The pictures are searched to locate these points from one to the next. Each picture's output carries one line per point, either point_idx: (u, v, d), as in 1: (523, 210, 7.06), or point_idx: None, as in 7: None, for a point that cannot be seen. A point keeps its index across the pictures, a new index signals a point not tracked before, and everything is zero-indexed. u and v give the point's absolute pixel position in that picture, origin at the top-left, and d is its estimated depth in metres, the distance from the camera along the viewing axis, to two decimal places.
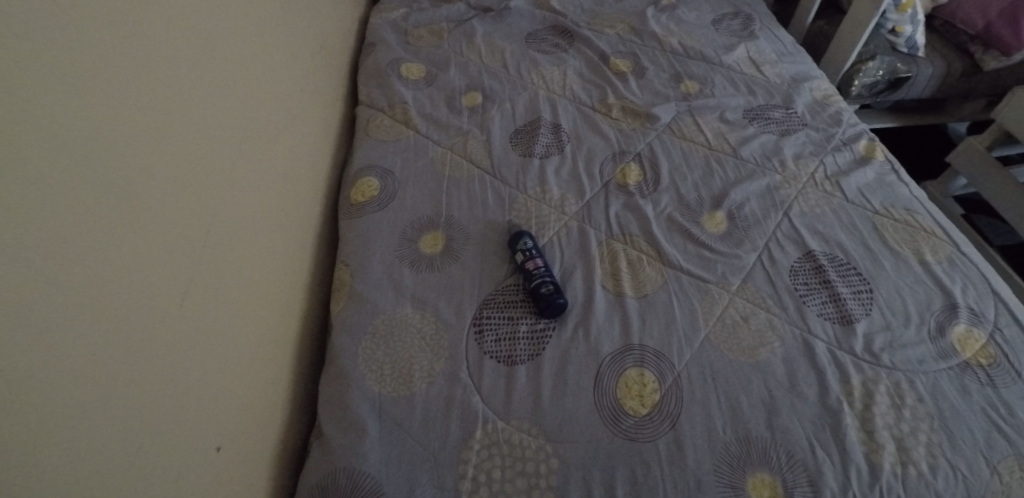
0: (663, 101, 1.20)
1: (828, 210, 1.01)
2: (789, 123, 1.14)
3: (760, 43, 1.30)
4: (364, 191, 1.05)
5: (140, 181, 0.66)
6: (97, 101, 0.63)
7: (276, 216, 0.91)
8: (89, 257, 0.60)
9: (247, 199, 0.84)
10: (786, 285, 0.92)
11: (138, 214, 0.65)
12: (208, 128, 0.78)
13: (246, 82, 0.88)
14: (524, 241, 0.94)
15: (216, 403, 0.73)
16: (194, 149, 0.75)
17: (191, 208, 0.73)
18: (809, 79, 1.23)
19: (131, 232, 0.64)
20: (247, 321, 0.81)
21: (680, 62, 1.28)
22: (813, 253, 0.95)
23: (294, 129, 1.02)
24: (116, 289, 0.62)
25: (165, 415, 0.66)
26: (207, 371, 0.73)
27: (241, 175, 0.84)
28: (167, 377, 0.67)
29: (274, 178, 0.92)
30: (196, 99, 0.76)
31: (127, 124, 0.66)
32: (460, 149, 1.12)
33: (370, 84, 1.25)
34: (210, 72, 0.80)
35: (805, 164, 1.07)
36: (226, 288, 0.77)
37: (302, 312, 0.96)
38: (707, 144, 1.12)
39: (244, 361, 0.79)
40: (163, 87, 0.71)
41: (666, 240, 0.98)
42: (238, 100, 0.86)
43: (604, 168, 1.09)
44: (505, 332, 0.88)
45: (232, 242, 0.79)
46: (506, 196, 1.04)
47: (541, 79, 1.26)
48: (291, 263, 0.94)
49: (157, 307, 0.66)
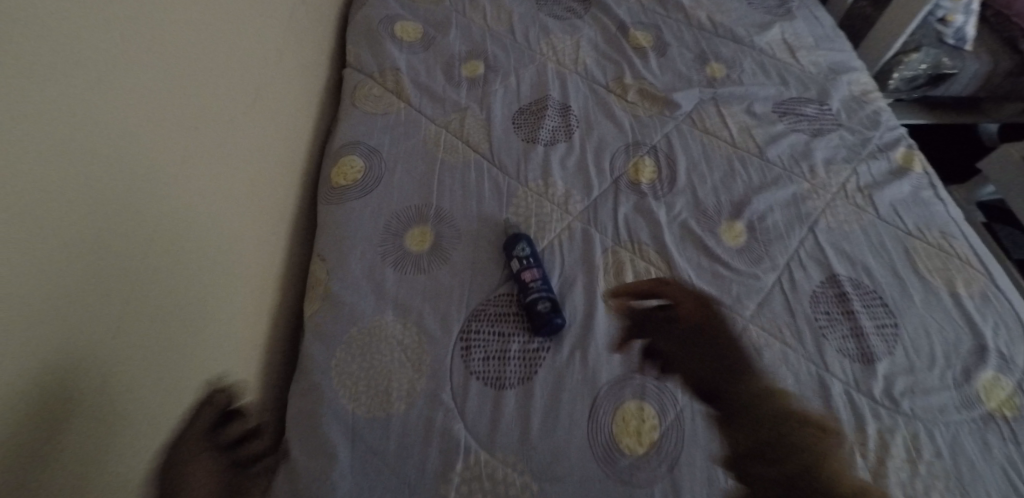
0: (684, 86, 1.08)
1: (857, 227, 0.91)
2: (822, 122, 1.03)
3: (797, 25, 1.18)
4: (347, 174, 0.95)
5: (87, 175, 0.59)
6: (32, 88, 0.55)
7: (249, 194, 0.85)
8: (36, 270, 0.55)
9: (211, 184, 0.76)
10: (805, 313, 0.83)
11: (77, 216, 0.58)
12: (171, 106, 0.70)
13: (215, 43, 0.78)
14: (521, 247, 0.85)
15: (187, 394, 0.71)
16: (155, 131, 0.67)
17: (155, 197, 0.67)
18: (848, 70, 1.11)
19: (65, 234, 0.57)
20: (205, 320, 0.75)
21: (708, 41, 1.15)
22: (837, 278, 0.86)
23: (266, 99, 0.91)
24: (66, 297, 0.57)
25: (134, 417, 0.64)
26: (155, 379, 0.67)
27: (211, 150, 0.77)
28: (132, 380, 0.64)
29: (245, 158, 0.84)
30: (152, 74, 0.68)
31: (60, 111, 0.57)
32: (456, 128, 1.00)
33: (358, 44, 1.11)
34: (168, 40, 0.70)
35: (836, 172, 0.97)
36: (194, 274, 0.73)
37: (265, 303, 0.88)
38: (731, 141, 1.01)
39: (198, 365, 0.73)
40: (109, 63, 0.62)
41: (678, 251, 0.89)
42: (206, 66, 0.76)
43: (616, 161, 0.98)
44: (494, 350, 0.80)
45: (191, 233, 0.72)
46: (504, 188, 0.94)
47: (551, 49, 1.13)
48: (256, 253, 0.86)
49: (117, 309, 0.62)
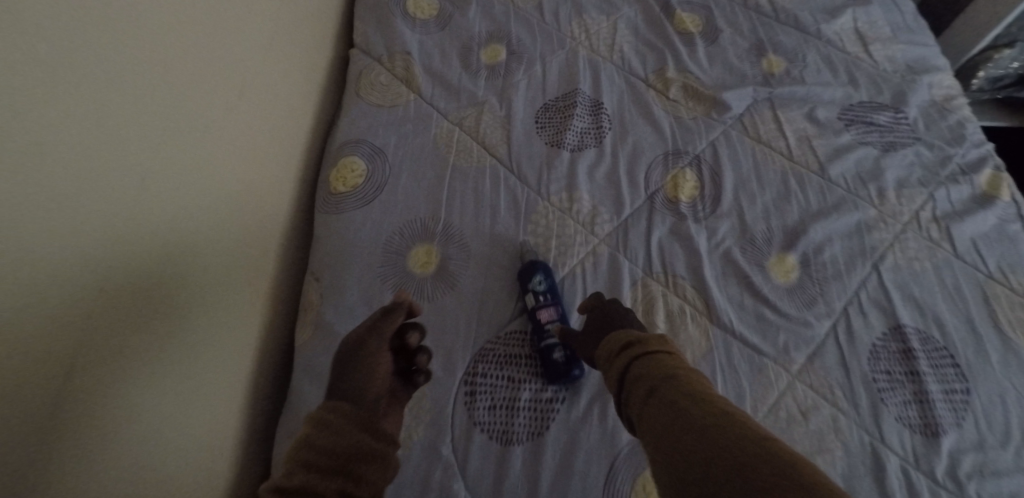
0: (736, 82, 0.94)
1: (929, 267, 0.79)
2: (895, 134, 0.89)
3: (872, 10, 1.02)
4: (347, 178, 0.84)
5: (96, 187, 0.53)
6: (51, 57, 0.50)
7: (260, 185, 0.78)
8: (69, 305, 0.50)
9: (238, 147, 0.73)
10: (863, 372, 0.72)
11: (116, 186, 0.55)
12: (185, 98, 0.63)
13: (214, 20, 0.69)
14: (537, 280, 0.74)
15: (228, 397, 0.69)
16: (170, 128, 0.61)
17: (179, 198, 0.62)
18: (929, 70, 0.96)
19: (104, 204, 0.53)
20: (239, 290, 0.72)
21: (765, 27, 1.00)
22: (902, 329, 0.74)
23: (266, 83, 0.81)
24: (103, 323, 0.53)
25: (187, 431, 0.62)
26: (202, 350, 0.65)
27: (224, 138, 0.70)
28: (181, 394, 0.61)
29: (263, 124, 0.79)
30: (159, 63, 0.60)
31: (51, 123, 0.50)
32: (471, 125, 0.88)
33: (366, 20, 0.99)
34: (175, 23, 0.63)
35: (909, 196, 0.84)
36: (221, 272, 0.68)
37: (275, 309, 0.81)
38: (787, 153, 0.87)
39: (237, 338, 0.71)
40: (110, 62, 0.55)
41: (717, 287, 0.77)
42: (208, 46, 0.68)
43: (652, 173, 0.85)
44: (502, 398, 0.71)
45: (223, 199, 0.69)
46: (522, 201, 0.82)
47: (583, 33, 0.99)
48: (280, 229, 0.82)
49: (158, 324, 0.59)
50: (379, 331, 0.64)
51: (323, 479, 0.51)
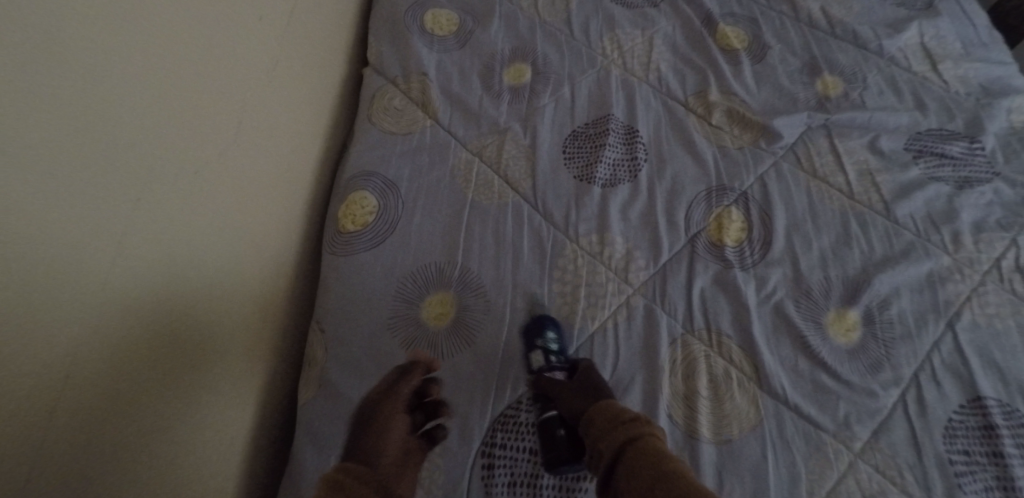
0: (788, 107, 0.84)
1: (1014, 326, 0.69)
2: (971, 168, 0.79)
3: (942, 23, 0.91)
4: (357, 216, 0.76)
5: (110, 201, 0.52)
6: (68, 81, 0.49)
7: (262, 213, 0.74)
8: (42, 372, 0.47)
9: (255, 156, 0.72)
10: (936, 452, 0.63)
11: (127, 197, 0.54)
12: (195, 107, 0.62)
13: (207, 47, 0.63)
14: (545, 339, 0.67)
15: (232, 422, 0.68)
16: (164, 172, 0.58)
17: (176, 244, 0.59)
18: (1010, 92, 0.85)
19: (113, 219, 0.53)
20: (252, 297, 0.71)
21: (820, 42, 0.90)
22: (984, 401, 0.65)
23: (266, 109, 0.74)
24: (84, 377, 0.50)
25: (190, 451, 0.62)
26: (211, 357, 0.65)
27: (226, 172, 0.66)
28: (179, 433, 0.60)
29: (283, 135, 0.78)
30: (178, 75, 0.60)
31: (54, 137, 0.48)
32: (492, 156, 0.80)
33: (381, 37, 0.91)
34: (196, 34, 0.62)
35: (989, 242, 0.74)
36: (222, 311, 0.66)
37: (273, 344, 0.76)
38: (847, 190, 0.78)
39: (247, 346, 0.70)
40: (87, 115, 0.51)
41: (767, 347, 0.68)
42: (202, 73, 0.63)
43: (693, 213, 0.76)
44: (523, 474, 0.63)
45: (235, 208, 0.68)
46: (547, 245, 0.74)
47: (617, 50, 0.90)
48: (290, 247, 0.80)
49: (150, 378, 0.57)
50: (393, 393, 0.65)
51: None
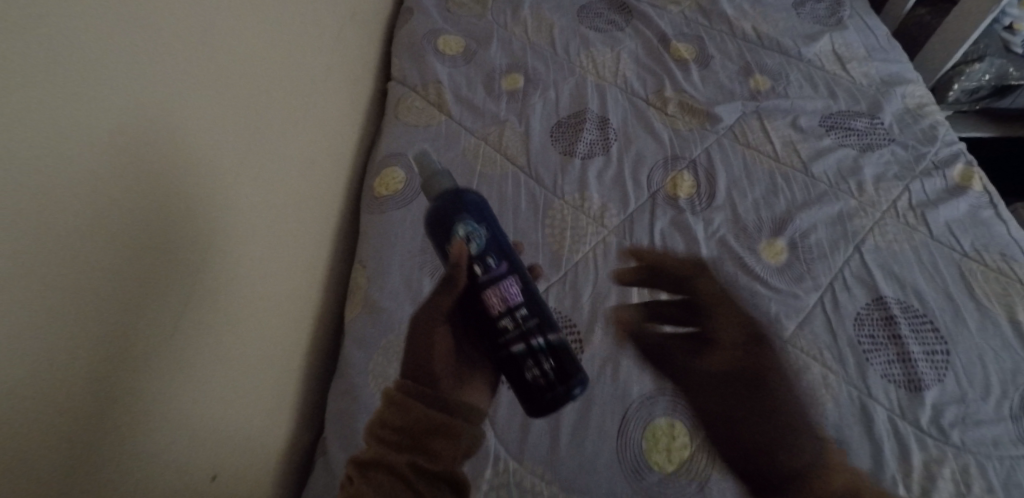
0: (727, 99, 1.07)
1: (906, 247, 0.88)
2: (872, 136, 1.00)
3: (848, 34, 1.14)
4: (389, 185, 0.97)
5: (176, 129, 0.63)
6: (184, 43, 0.65)
7: (303, 189, 0.90)
8: (99, 251, 0.55)
9: (284, 133, 0.86)
10: (848, 336, 0.80)
11: (191, 132, 0.66)
12: (245, 81, 0.76)
13: (261, 38, 0.80)
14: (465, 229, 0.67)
15: (247, 358, 0.75)
16: (203, 132, 0.68)
17: (208, 180, 0.68)
18: (903, 82, 1.07)
19: (182, 146, 0.64)
20: (268, 251, 0.80)
21: (752, 52, 1.13)
22: (884, 300, 0.83)
23: (306, 102, 0.93)
24: (130, 268, 0.58)
25: (201, 369, 0.67)
26: (227, 292, 0.71)
27: (259, 138, 0.79)
28: (194, 349, 0.66)
29: (320, 125, 0.97)
30: (242, 55, 0.76)
31: (164, 77, 0.63)
32: (495, 140, 1.02)
33: (404, 59, 1.15)
34: (259, 31, 0.80)
35: (886, 189, 0.94)
36: (227, 274, 0.71)
37: (296, 299, 0.86)
38: (775, 156, 0.99)
39: (263, 293, 0.78)
40: (188, 71, 0.66)
41: (714, 268, 0.87)
42: (258, 59, 0.80)
43: (653, 176, 0.97)
44: None
45: (262, 168, 0.80)
46: (540, 201, 0.94)
47: (591, 62, 1.13)
48: (330, 215, 0.99)
49: (148, 348, 0.60)
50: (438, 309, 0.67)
51: (395, 456, 0.67)
